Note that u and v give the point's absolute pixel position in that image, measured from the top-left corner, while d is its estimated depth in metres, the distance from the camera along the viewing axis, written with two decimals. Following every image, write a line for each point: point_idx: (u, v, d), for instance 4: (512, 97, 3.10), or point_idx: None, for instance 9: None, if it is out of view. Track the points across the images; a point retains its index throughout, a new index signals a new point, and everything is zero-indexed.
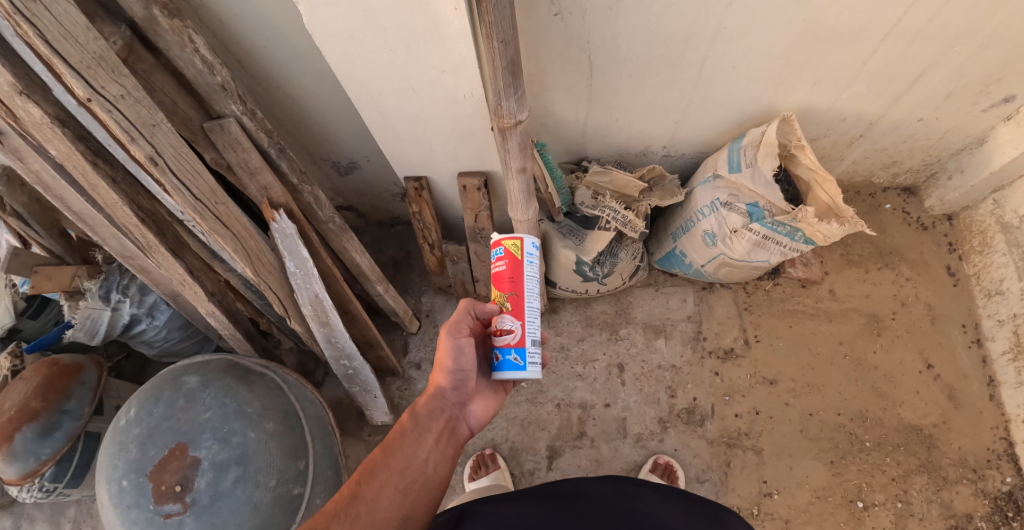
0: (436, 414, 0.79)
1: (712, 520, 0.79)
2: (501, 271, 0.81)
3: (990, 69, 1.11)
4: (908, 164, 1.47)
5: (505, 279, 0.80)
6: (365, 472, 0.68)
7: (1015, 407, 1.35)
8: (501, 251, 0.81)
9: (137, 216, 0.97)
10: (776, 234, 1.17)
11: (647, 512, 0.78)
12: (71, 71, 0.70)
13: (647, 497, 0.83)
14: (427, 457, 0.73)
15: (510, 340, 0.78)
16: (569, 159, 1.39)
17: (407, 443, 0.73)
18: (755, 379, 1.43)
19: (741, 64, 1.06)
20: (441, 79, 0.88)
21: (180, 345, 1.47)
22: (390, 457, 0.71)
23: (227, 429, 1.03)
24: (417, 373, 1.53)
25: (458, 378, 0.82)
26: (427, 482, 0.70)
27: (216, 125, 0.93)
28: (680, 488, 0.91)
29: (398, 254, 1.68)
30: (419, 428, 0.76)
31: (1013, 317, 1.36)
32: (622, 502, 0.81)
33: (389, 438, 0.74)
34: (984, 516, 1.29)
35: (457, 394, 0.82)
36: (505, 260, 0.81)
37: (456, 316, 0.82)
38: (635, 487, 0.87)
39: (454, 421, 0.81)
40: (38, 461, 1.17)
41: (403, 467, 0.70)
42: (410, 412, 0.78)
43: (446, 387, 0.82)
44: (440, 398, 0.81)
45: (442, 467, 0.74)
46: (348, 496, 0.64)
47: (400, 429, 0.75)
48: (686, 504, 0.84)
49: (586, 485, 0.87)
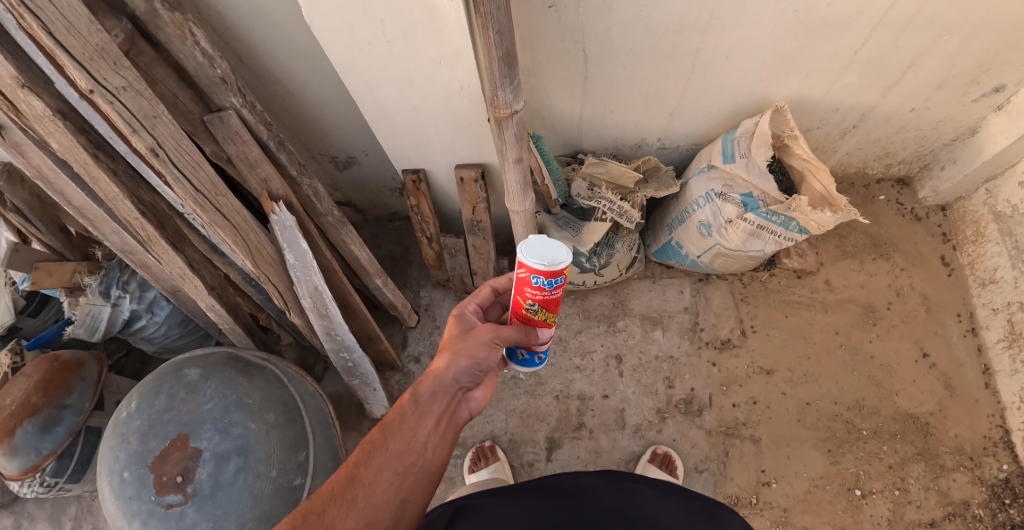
0: (439, 395, 0.75)
1: (708, 517, 0.79)
2: (555, 298, 0.77)
3: (980, 58, 1.12)
4: (901, 156, 1.49)
5: (557, 302, 0.79)
6: (362, 454, 0.68)
7: (1011, 395, 1.36)
8: (561, 281, 0.74)
9: (138, 209, 0.98)
10: (771, 223, 1.19)
11: (644, 511, 0.77)
12: (73, 62, 0.71)
13: (644, 494, 0.82)
14: (426, 440, 0.71)
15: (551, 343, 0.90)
16: (565, 152, 1.40)
17: (406, 426, 0.71)
18: (752, 369, 1.44)
19: (734, 55, 1.07)
20: (438, 71, 0.89)
21: (180, 341, 1.48)
22: (389, 439, 0.69)
23: (228, 421, 1.03)
24: (416, 366, 1.54)
25: (470, 363, 0.79)
26: (425, 466, 0.69)
27: (216, 117, 0.94)
28: (678, 485, 0.90)
29: (397, 249, 1.69)
30: (419, 410, 0.73)
31: (1007, 305, 1.37)
32: (618, 499, 0.80)
33: (388, 419, 0.72)
34: (982, 503, 1.30)
35: (468, 379, 0.80)
36: (561, 288, 0.76)
37: (512, 334, 0.82)
38: (633, 483, 0.87)
39: (458, 402, 0.78)
40: (39, 456, 1.18)
41: (402, 450, 0.69)
42: (411, 392, 0.75)
43: (452, 368, 0.78)
44: (446, 380, 0.77)
45: (441, 450, 0.72)
46: (345, 479, 0.65)
47: (400, 410, 0.72)
48: (684, 501, 0.83)
49: (584, 481, 0.86)
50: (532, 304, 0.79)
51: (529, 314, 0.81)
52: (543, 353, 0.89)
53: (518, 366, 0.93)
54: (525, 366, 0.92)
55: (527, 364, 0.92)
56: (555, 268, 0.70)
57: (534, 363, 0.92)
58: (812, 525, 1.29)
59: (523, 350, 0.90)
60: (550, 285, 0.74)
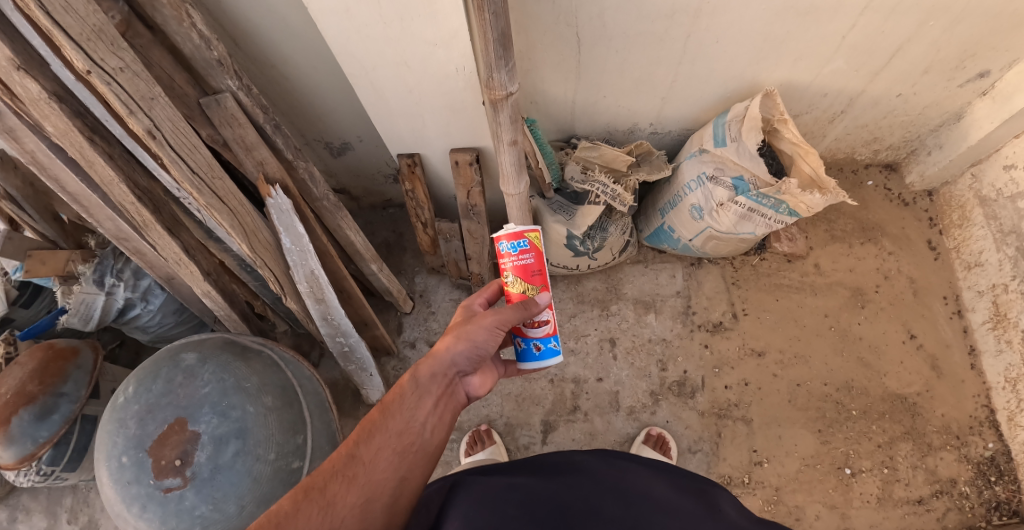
0: (438, 377, 0.76)
1: (699, 492, 0.79)
2: (528, 264, 0.87)
3: (965, 43, 1.14)
4: (888, 141, 1.51)
5: (534, 271, 0.88)
6: (362, 432, 0.66)
7: (996, 375, 1.39)
8: (526, 244, 0.87)
9: (134, 194, 0.98)
10: (761, 206, 1.20)
11: (640, 482, 0.76)
12: (71, 43, 0.72)
13: (636, 470, 0.81)
14: (425, 421, 0.71)
15: (548, 329, 0.89)
16: (559, 137, 1.42)
17: (406, 406, 0.70)
18: (744, 351, 1.47)
19: (724, 40, 1.09)
20: (435, 53, 0.89)
21: (175, 330, 1.50)
22: (389, 418, 0.68)
23: (226, 404, 1.04)
24: (412, 351, 1.55)
25: (470, 347, 0.81)
26: (424, 446, 0.68)
27: (213, 100, 0.94)
28: (666, 463, 0.91)
29: (391, 236, 1.70)
30: (419, 391, 0.73)
31: (992, 287, 1.40)
32: (614, 472, 0.78)
33: (388, 399, 0.71)
34: (968, 480, 1.33)
35: (465, 363, 0.81)
36: (530, 252, 0.87)
37: (510, 316, 0.83)
38: (625, 460, 0.86)
39: (455, 385, 0.79)
40: (35, 445, 1.17)
41: (401, 430, 0.68)
42: (411, 373, 0.75)
43: (455, 352, 0.80)
44: (445, 362, 0.78)
45: (439, 431, 0.72)
46: (346, 457, 0.62)
47: (399, 390, 0.72)
48: (675, 477, 0.84)
49: (576, 457, 0.84)
50: (509, 276, 0.88)
51: (512, 291, 0.89)
52: (540, 339, 0.89)
53: (522, 363, 0.92)
54: (531, 361, 0.90)
55: (529, 357, 0.90)
56: (516, 230, 0.85)
57: (534, 356, 0.90)
58: (804, 503, 1.32)
59: (518, 339, 0.91)
60: (516, 250, 0.86)
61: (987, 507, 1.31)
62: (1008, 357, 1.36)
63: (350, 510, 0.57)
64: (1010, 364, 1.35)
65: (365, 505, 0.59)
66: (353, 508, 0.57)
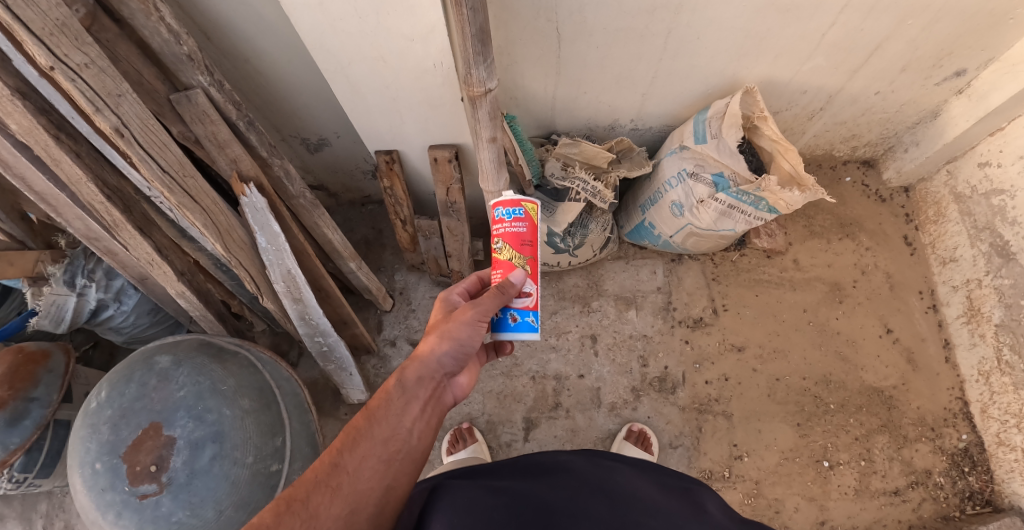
0: (425, 381, 0.74)
1: (684, 492, 0.79)
2: (521, 231, 0.84)
3: (942, 42, 1.16)
4: (866, 138, 1.54)
5: (525, 241, 0.84)
6: (347, 440, 0.63)
7: (969, 368, 1.42)
8: (521, 212, 0.83)
9: (104, 193, 0.96)
10: (741, 203, 1.22)
11: (625, 483, 0.75)
12: (33, 38, 0.69)
13: (620, 470, 0.81)
14: (412, 427, 0.68)
15: (529, 302, 0.84)
16: (539, 133, 1.41)
17: (392, 412, 0.67)
18: (724, 346, 1.48)
19: (706, 36, 1.08)
20: (411, 48, 0.88)
21: (150, 330, 1.46)
22: (374, 425, 0.65)
23: (202, 407, 1.01)
24: (392, 349, 1.55)
25: (456, 346, 0.78)
26: (411, 452, 0.66)
27: (184, 96, 0.92)
28: (651, 462, 0.90)
29: (370, 233, 1.68)
30: (406, 396, 0.70)
31: (966, 282, 1.43)
32: (599, 473, 0.78)
33: (374, 404, 0.68)
34: (942, 471, 1.36)
35: (452, 363, 0.79)
36: (524, 221, 0.84)
37: (490, 305, 0.79)
38: (611, 460, 0.85)
39: (443, 388, 0.77)
40: (7, 451, 1.14)
41: (387, 436, 0.65)
42: (398, 377, 0.72)
43: (442, 354, 0.77)
44: (433, 365, 0.76)
45: (426, 436, 0.69)
46: (329, 466, 0.60)
47: (386, 395, 0.69)
48: (660, 478, 0.83)
49: (562, 457, 0.84)
50: (500, 242, 0.85)
51: (499, 258, 0.86)
52: (519, 309, 0.83)
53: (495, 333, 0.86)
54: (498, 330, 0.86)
55: (503, 327, 0.85)
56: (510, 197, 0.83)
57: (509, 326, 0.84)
58: (783, 496, 1.34)
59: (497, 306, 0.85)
60: (510, 216, 0.84)
61: (961, 497, 1.34)
62: (981, 351, 1.39)
63: (334, 522, 0.56)
64: (983, 357, 1.38)
65: (350, 516, 0.57)
66: (337, 521, 0.56)
